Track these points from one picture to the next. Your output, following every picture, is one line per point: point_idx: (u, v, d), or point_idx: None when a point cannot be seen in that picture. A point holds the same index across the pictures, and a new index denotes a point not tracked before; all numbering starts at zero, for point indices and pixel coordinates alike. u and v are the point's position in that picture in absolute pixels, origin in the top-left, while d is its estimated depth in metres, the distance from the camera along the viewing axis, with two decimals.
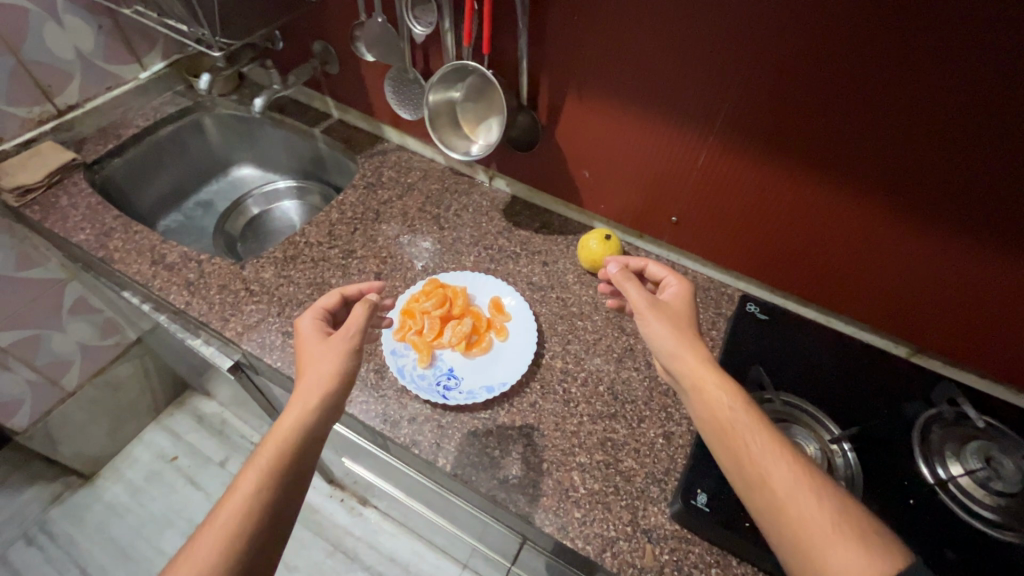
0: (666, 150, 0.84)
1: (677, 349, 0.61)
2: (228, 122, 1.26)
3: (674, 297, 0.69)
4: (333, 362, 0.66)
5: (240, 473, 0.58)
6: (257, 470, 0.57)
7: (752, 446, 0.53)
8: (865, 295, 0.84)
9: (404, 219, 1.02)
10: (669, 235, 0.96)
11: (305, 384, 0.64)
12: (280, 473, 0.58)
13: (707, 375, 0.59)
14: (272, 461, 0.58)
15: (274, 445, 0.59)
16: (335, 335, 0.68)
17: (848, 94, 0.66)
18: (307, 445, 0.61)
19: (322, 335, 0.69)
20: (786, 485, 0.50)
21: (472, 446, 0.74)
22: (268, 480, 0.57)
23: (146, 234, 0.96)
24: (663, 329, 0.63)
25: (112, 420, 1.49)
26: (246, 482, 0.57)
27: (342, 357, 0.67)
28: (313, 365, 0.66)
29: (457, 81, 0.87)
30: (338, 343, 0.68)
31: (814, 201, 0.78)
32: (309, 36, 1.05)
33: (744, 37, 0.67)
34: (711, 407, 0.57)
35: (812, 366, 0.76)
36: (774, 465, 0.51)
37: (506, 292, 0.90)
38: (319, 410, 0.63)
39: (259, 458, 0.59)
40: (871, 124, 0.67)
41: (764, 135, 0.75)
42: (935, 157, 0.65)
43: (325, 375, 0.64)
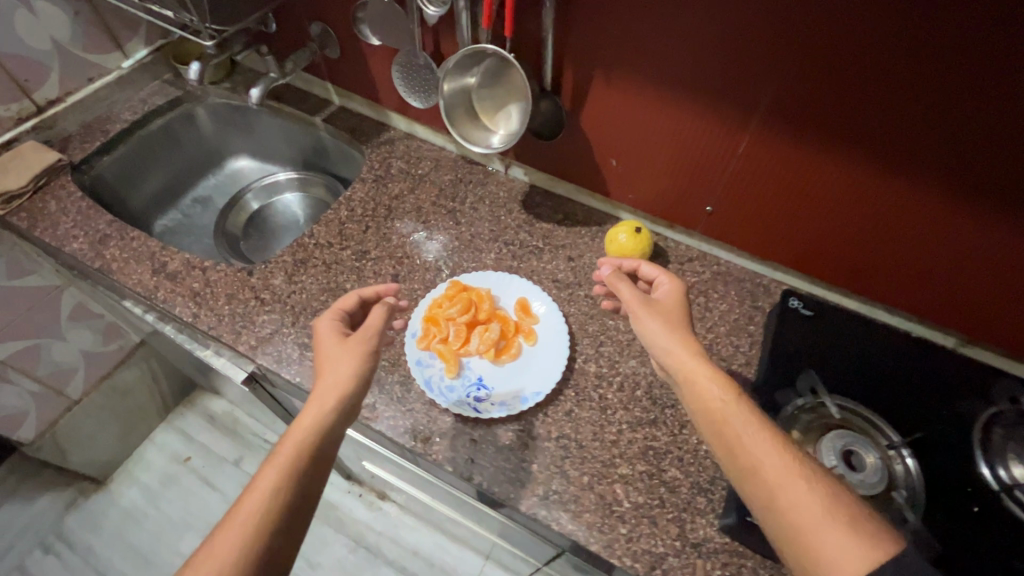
0: (702, 137, 0.78)
1: (678, 352, 0.60)
2: (221, 111, 1.18)
3: (665, 295, 0.67)
4: (351, 368, 0.63)
5: (257, 471, 0.55)
6: (278, 467, 0.54)
7: (743, 435, 0.52)
8: (912, 284, 0.79)
9: (418, 214, 0.96)
10: (701, 225, 0.90)
11: (322, 387, 0.61)
12: (300, 473, 0.55)
13: (707, 375, 0.57)
14: (294, 456, 0.56)
15: (293, 442, 0.56)
16: (355, 337, 0.65)
17: (912, 75, 0.59)
18: (325, 445, 0.58)
19: (340, 337, 0.66)
20: (785, 475, 0.48)
21: (508, 461, 0.70)
22: (289, 478, 0.54)
23: (144, 241, 0.90)
24: (658, 328, 0.62)
25: (121, 425, 1.45)
26: (265, 480, 0.54)
27: (360, 363, 0.64)
28: (331, 367, 0.63)
29: (473, 65, 0.80)
30: (356, 345, 0.65)
31: (865, 191, 0.72)
32: (306, 17, 0.97)
33: (792, 11, 0.61)
34: (704, 399, 0.55)
35: (864, 365, 0.72)
36: (770, 456, 0.50)
37: (531, 291, 0.85)
38: (337, 412, 0.60)
39: (279, 454, 0.56)
40: (936, 108, 0.60)
41: (811, 119, 0.69)
42: (1003, 140, 0.59)
43: (343, 378, 0.62)
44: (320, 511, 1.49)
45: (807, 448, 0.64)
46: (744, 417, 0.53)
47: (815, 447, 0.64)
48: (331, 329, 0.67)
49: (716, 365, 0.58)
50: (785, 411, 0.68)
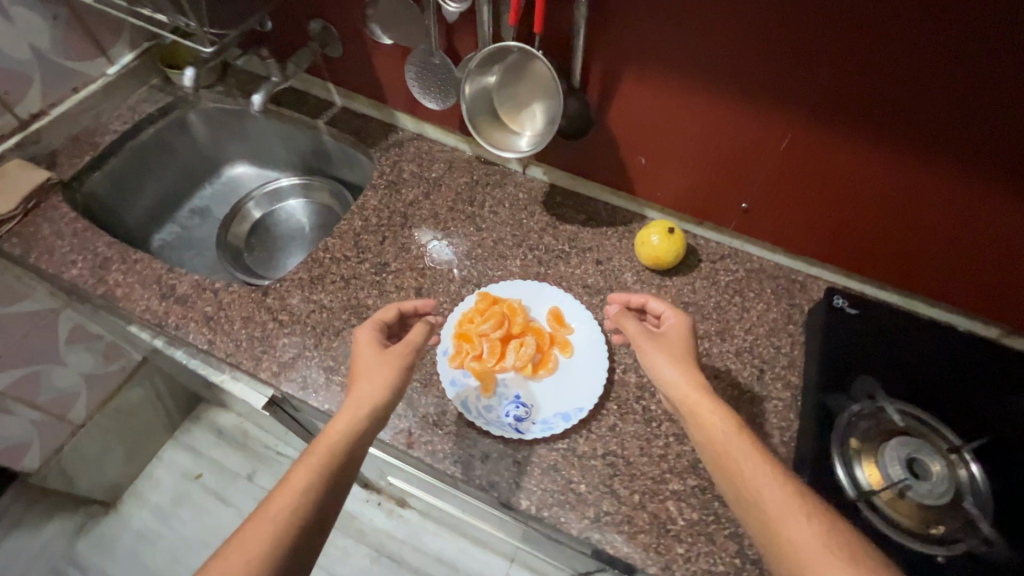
0: (740, 131, 0.74)
1: (685, 393, 0.59)
2: (216, 117, 1.11)
3: (674, 332, 0.65)
4: (384, 382, 0.61)
5: (290, 468, 0.54)
6: (311, 466, 0.54)
7: (745, 467, 0.52)
8: (956, 275, 0.77)
9: (437, 221, 0.91)
10: (734, 220, 0.86)
11: (358, 395, 0.60)
12: (330, 474, 0.54)
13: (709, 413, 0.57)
14: (326, 457, 0.55)
15: (326, 443, 0.56)
16: (394, 349, 0.64)
17: (978, 60, 0.56)
18: (356, 450, 0.57)
19: (379, 348, 0.65)
20: (786, 510, 0.49)
21: (555, 483, 0.68)
22: (321, 477, 0.54)
23: (149, 262, 0.85)
24: (666, 364, 0.62)
25: (128, 446, 1.40)
26: (297, 477, 0.53)
27: (393, 377, 0.62)
28: (368, 377, 0.62)
29: (495, 64, 0.75)
30: (395, 360, 0.64)
31: (915, 183, 0.69)
32: (304, 14, 0.91)
33: None
34: (703, 432, 0.56)
35: (918, 366, 0.69)
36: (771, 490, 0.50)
37: (563, 300, 0.81)
38: (371, 423, 0.59)
39: (311, 454, 0.55)
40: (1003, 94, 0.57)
41: (858, 106, 0.65)
42: None
43: (378, 390, 0.61)
44: (340, 522, 1.46)
45: (868, 458, 0.62)
46: (745, 449, 0.53)
47: (877, 456, 0.62)
48: (371, 339, 0.66)
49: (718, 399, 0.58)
50: (842, 419, 0.65)
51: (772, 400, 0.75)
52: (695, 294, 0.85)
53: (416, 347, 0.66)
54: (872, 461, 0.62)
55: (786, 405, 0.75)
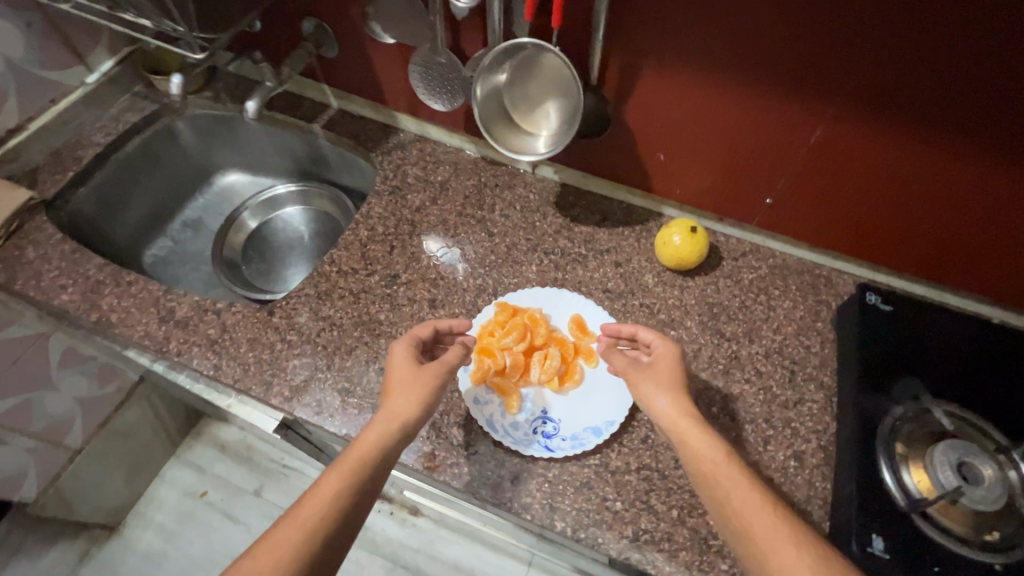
0: (768, 124, 0.71)
1: (675, 419, 0.57)
2: (204, 123, 1.05)
3: (665, 360, 0.63)
4: (416, 398, 0.60)
5: (321, 475, 0.52)
6: (343, 474, 0.52)
7: (733, 494, 0.51)
8: (991, 266, 0.74)
9: (446, 228, 0.87)
10: (757, 215, 0.83)
11: (392, 407, 0.59)
12: (359, 485, 0.52)
13: (698, 439, 0.55)
14: (357, 467, 0.53)
15: (357, 453, 0.55)
16: (429, 365, 0.63)
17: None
18: (385, 463, 0.56)
19: (414, 363, 0.64)
20: (781, 541, 0.47)
21: (590, 501, 0.65)
22: (352, 487, 0.52)
23: (145, 284, 0.80)
24: (659, 394, 0.60)
25: (130, 467, 1.35)
26: (328, 485, 0.51)
27: (427, 394, 0.61)
28: (401, 390, 0.61)
29: (507, 61, 0.71)
30: (429, 376, 0.62)
31: (953, 175, 0.66)
32: (298, 13, 0.86)
33: None
34: (691, 457, 0.54)
35: (957, 362, 0.67)
36: (762, 521, 0.49)
37: (585, 308, 0.78)
38: (402, 439, 0.58)
39: (341, 462, 0.54)
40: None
41: (896, 92, 0.62)
42: None
43: (410, 403, 0.60)
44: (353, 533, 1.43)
45: (915, 462, 0.60)
46: (733, 476, 0.52)
47: (925, 461, 0.60)
48: (408, 353, 0.65)
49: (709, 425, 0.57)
50: (884, 422, 0.63)
51: (805, 403, 0.73)
52: (719, 293, 0.82)
53: (446, 369, 0.64)
54: (920, 465, 0.60)
55: (821, 407, 0.72)
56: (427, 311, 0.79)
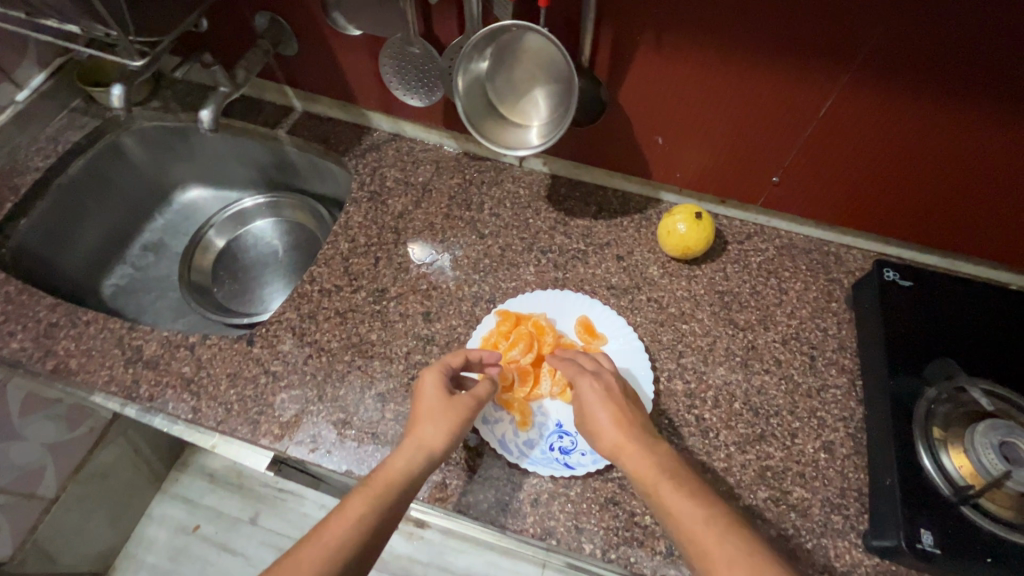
0: (774, 100, 0.66)
1: (619, 445, 0.56)
2: (155, 137, 0.96)
3: (593, 401, 0.59)
4: (447, 429, 0.57)
5: (345, 497, 0.49)
6: (369, 496, 0.50)
7: (680, 509, 0.50)
8: (1004, 232, 0.71)
9: (433, 232, 0.81)
10: (763, 195, 0.79)
11: (419, 435, 0.56)
12: (383, 512, 0.49)
13: (637, 458, 0.54)
14: (383, 491, 0.50)
15: (384, 479, 0.52)
16: (461, 396, 0.59)
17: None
18: (409, 493, 0.52)
19: (445, 392, 0.59)
20: (723, 557, 0.45)
21: (617, 518, 0.60)
22: (377, 511, 0.49)
23: (106, 323, 0.72)
24: (608, 426, 0.57)
25: (113, 509, 1.27)
26: (353, 508, 0.48)
27: (456, 428, 0.57)
28: (429, 417, 0.57)
29: (489, 48, 0.65)
30: (459, 406, 0.59)
31: (972, 142, 0.63)
32: (248, 8, 0.78)
33: None
34: (640, 479, 0.53)
35: (980, 335, 0.65)
36: (708, 538, 0.47)
37: (592, 309, 0.73)
38: (426, 469, 0.55)
39: (366, 486, 0.51)
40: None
41: (915, 59, 0.57)
42: None
43: (437, 431, 0.56)
44: None
45: (954, 446, 0.57)
46: (668, 490, 0.51)
47: (964, 444, 0.57)
48: (439, 381, 0.60)
49: (643, 436, 0.56)
50: (917, 407, 0.60)
51: (829, 389, 0.69)
52: (728, 280, 0.78)
53: (478, 406, 0.60)
54: (960, 449, 0.57)
55: (845, 393, 0.69)
56: (422, 325, 0.73)
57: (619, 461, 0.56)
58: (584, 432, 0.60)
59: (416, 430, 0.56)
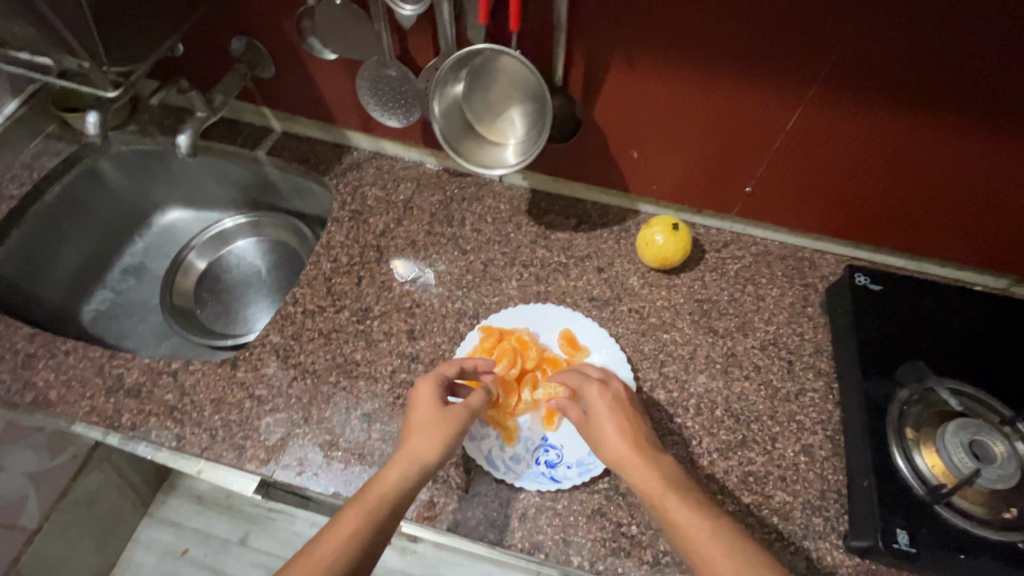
0: (744, 114, 0.68)
1: (623, 455, 0.57)
2: (133, 160, 0.95)
3: (602, 411, 0.61)
4: (438, 441, 0.58)
5: (339, 510, 0.51)
6: (364, 508, 0.51)
7: (685, 521, 0.51)
8: (967, 235, 0.74)
9: (416, 249, 0.82)
10: (739, 205, 0.81)
11: (412, 446, 0.57)
12: (378, 523, 0.51)
13: (642, 470, 0.56)
14: (378, 503, 0.52)
15: (378, 491, 0.53)
16: (454, 408, 0.61)
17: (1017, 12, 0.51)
18: (403, 505, 0.54)
19: (438, 404, 0.61)
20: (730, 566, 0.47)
21: (604, 530, 0.61)
22: (373, 522, 0.50)
23: (86, 352, 0.71)
24: (613, 435, 0.59)
25: (98, 537, 1.24)
26: (347, 521, 0.50)
27: (448, 440, 0.58)
28: (421, 429, 0.59)
29: (463, 70, 0.66)
30: (452, 419, 0.60)
31: (931, 150, 0.65)
32: (224, 32, 0.78)
33: None
34: (645, 489, 0.54)
35: (948, 335, 0.67)
36: (712, 547, 0.49)
37: (574, 321, 0.74)
38: (420, 480, 0.56)
39: (362, 498, 0.53)
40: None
41: (873, 73, 0.60)
42: None
43: (429, 443, 0.58)
44: None
45: (926, 445, 0.59)
46: (672, 501, 0.53)
47: (936, 442, 0.58)
48: (433, 392, 0.61)
49: (647, 447, 0.58)
50: (891, 408, 0.62)
51: (807, 393, 0.71)
52: (707, 289, 0.79)
53: (471, 416, 0.61)
54: (932, 447, 0.58)
55: (823, 396, 0.71)
56: (406, 343, 0.73)
57: (622, 472, 0.57)
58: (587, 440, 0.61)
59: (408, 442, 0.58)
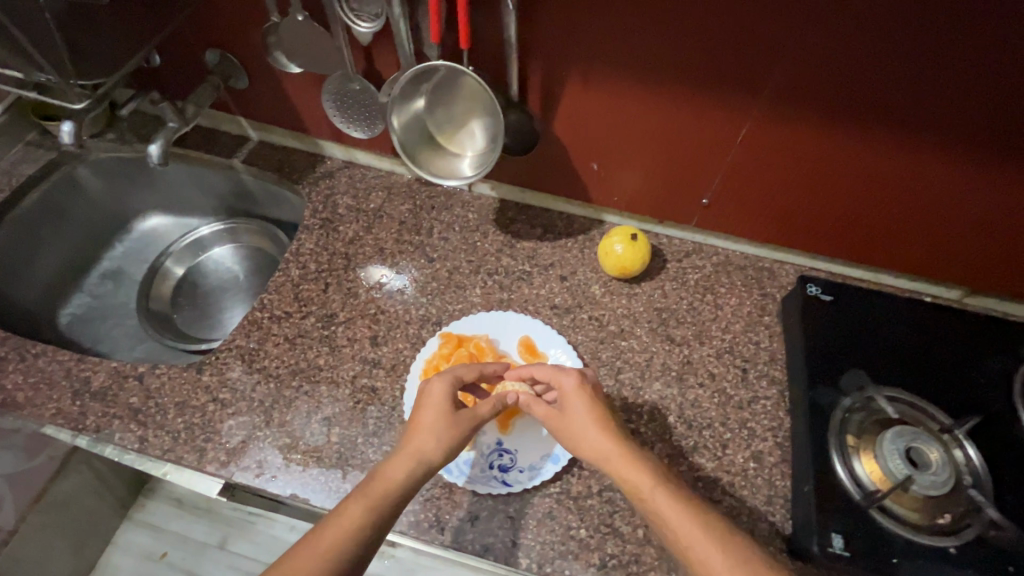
0: (695, 130, 0.70)
1: (606, 452, 0.58)
2: (111, 167, 0.97)
3: (575, 402, 0.62)
4: (447, 443, 0.58)
5: (343, 502, 0.52)
6: (367, 504, 0.52)
7: (674, 519, 0.53)
8: (918, 246, 0.76)
9: (383, 257, 0.84)
10: (698, 217, 0.83)
11: (418, 443, 0.57)
12: (380, 519, 0.52)
13: (627, 470, 0.57)
14: (380, 501, 0.53)
15: (381, 486, 0.54)
16: (462, 414, 0.60)
17: (942, 29, 0.54)
18: (403, 502, 0.55)
19: (451, 406, 0.61)
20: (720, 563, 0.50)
21: (554, 532, 0.63)
22: (374, 517, 0.52)
23: (56, 356, 0.73)
24: (590, 430, 0.60)
25: (76, 539, 1.25)
26: (351, 515, 0.51)
27: (455, 442, 0.59)
28: (428, 428, 0.59)
29: (421, 85, 0.68)
30: (460, 423, 0.60)
31: (874, 165, 0.68)
32: (197, 45, 0.81)
33: None
34: (630, 488, 0.56)
35: (895, 344, 0.69)
36: (701, 543, 0.52)
37: (533, 328, 0.76)
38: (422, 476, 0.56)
39: (365, 490, 0.54)
40: (969, 60, 0.55)
41: (811, 92, 0.63)
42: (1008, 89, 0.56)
43: (434, 443, 0.58)
44: None
45: (866, 452, 0.60)
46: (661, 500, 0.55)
47: (875, 449, 0.60)
48: (446, 393, 0.61)
49: (628, 443, 0.59)
50: (835, 416, 0.63)
51: (759, 401, 0.73)
52: (666, 298, 0.81)
53: (476, 425, 0.61)
54: (871, 454, 0.60)
55: (774, 403, 0.72)
56: (369, 349, 0.75)
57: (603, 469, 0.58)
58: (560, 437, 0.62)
59: (414, 439, 0.58)
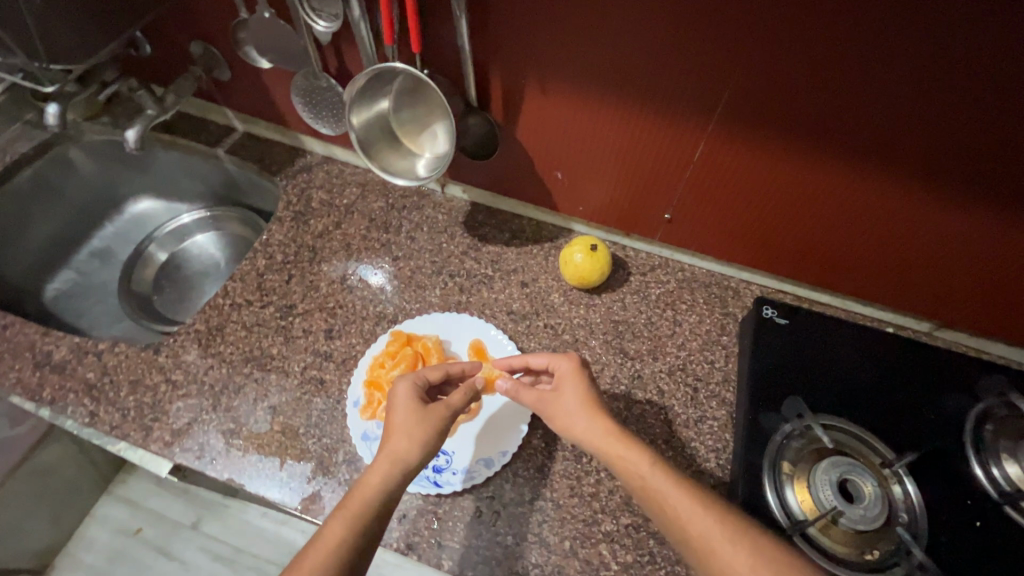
0: (653, 146, 0.70)
1: (598, 438, 0.57)
2: (102, 150, 1.01)
3: (568, 384, 0.62)
4: (419, 439, 0.57)
5: (324, 521, 0.50)
6: (346, 519, 0.50)
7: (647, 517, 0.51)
8: (882, 275, 0.75)
9: (350, 252, 0.85)
10: (662, 231, 0.82)
11: (393, 449, 0.56)
12: (362, 526, 0.50)
13: (622, 452, 0.55)
14: (360, 511, 0.51)
15: (360, 497, 0.52)
16: (435, 406, 0.60)
17: (893, 60, 0.52)
18: (388, 505, 0.53)
19: (419, 403, 0.60)
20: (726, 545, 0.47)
21: (480, 536, 0.63)
22: (356, 532, 0.49)
23: (23, 328, 0.76)
24: (579, 414, 0.59)
25: (54, 508, 1.28)
26: (333, 531, 0.49)
27: (430, 438, 0.58)
28: (401, 430, 0.58)
29: (382, 87, 0.70)
30: (433, 419, 0.59)
31: (830, 192, 0.67)
32: (183, 35, 0.83)
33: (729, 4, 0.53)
34: (635, 481, 0.53)
35: (845, 373, 0.67)
36: (697, 533, 0.48)
37: (485, 332, 0.77)
38: (404, 478, 0.55)
39: (344, 506, 0.51)
40: (920, 96, 0.54)
41: (765, 116, 0.62)
42: (965, 125, 0.54)
43: (405, 443, 0.57)
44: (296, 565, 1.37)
45: (799, 480, 0.59)
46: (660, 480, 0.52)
47: (809, 478, 0.59)
48: (411, 392, 0.61)
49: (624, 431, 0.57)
50: (773, 440, 0.62)
51: (705, 421, 0.72)
52: (625, 311, 0.81)
53: (452, 415, 0.61)
54: (804, 483, 0.59)
55: (721, 424, 0.71)
56: (322, 342, 0.76)
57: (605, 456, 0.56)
58: (551, 415, 0.61)
59: (388, 445, 0.56)
